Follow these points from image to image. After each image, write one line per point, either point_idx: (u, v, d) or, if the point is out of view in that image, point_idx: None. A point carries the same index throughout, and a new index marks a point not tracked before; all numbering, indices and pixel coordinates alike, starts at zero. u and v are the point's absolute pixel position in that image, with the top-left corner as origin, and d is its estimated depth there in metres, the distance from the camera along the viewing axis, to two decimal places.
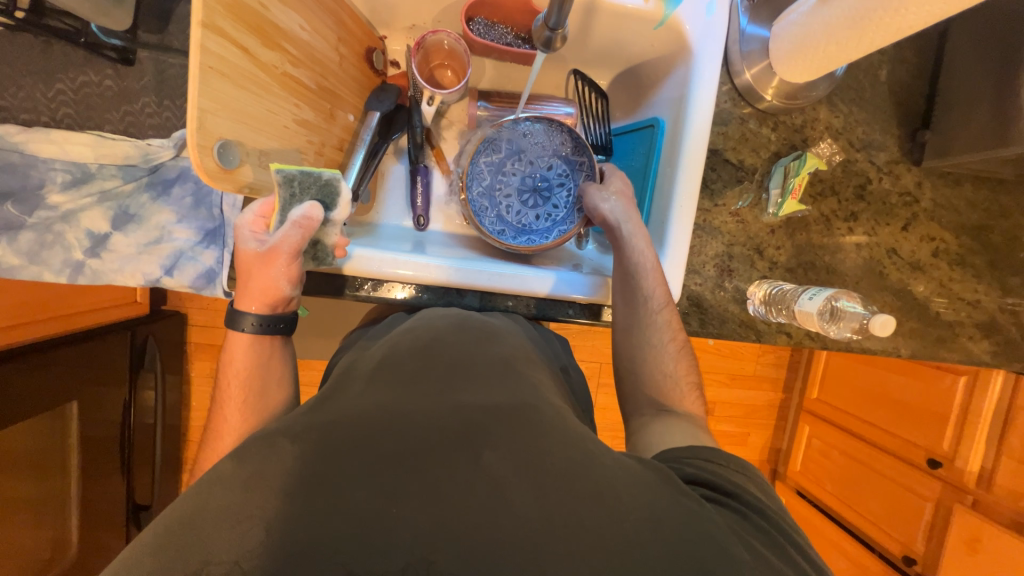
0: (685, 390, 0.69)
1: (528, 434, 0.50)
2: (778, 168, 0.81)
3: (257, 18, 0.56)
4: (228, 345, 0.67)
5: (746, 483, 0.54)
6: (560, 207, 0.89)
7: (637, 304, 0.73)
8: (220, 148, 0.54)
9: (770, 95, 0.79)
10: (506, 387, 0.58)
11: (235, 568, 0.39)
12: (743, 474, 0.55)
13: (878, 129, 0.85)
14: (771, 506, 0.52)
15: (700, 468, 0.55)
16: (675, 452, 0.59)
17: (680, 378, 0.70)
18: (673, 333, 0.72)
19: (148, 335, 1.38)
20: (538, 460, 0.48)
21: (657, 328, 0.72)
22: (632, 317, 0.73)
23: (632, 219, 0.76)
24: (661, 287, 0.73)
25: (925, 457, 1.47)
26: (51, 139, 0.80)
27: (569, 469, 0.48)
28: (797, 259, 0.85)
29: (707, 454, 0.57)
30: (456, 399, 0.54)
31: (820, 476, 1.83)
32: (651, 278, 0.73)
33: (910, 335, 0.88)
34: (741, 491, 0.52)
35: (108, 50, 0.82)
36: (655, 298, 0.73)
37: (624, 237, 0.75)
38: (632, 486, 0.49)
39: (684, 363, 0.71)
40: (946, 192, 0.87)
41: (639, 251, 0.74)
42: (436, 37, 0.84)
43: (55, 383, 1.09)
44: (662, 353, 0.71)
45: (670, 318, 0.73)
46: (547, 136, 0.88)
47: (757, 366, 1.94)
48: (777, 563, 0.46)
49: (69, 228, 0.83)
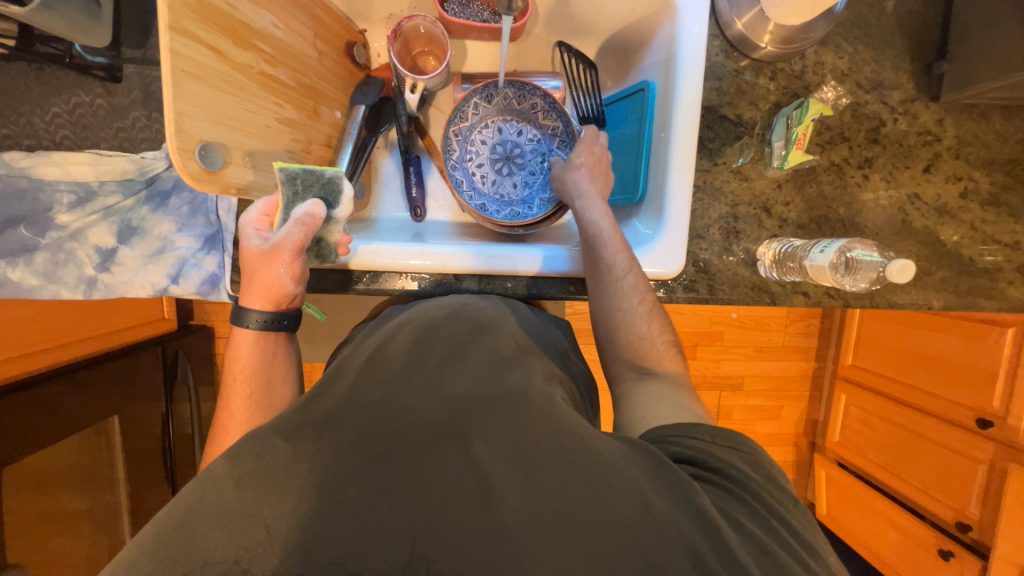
0: (662, 349, 0.68)
1: (517, 422, 0.50)
2: (780, 119, 0.77)
3: (225, 19, 0.56)
4: (233, 342, 0.68)
5: (734, 457, 0.51)
6: (537, 172, 0.93)
7: (600, 273, 0.71)
8: (202, 150, 0.55)
9: (766, 41, 0.75)
10: (496, 375, 0.57)
11: (236, 568, 0.40)
12: (733, 448, 0.53)
13: (889, 67, 0.79)
14: (760, 482, 0.50)
15: (686, 446, 0.52)
16: (662, 430, 0.55)
17: (655, 338, 0.68)
18: (641, 295, 0.69)
19: (177, 350, 1.44)
20: (526, 450, 0.47)
21: (625, 293, 0.69)
22: (598, 286, 0.71)
23: (590, 194, 0.76)
24: (623, 251, 0.70)
25: (973, 417, 1.38)
26: (51, 161, 0.82)
27: (561, 458, 0.47)
28: (809, 214, 0.80)
29: (694, 431, 0.54)
30: (446, 389, 0.54)
31: (861, 446, 1.75)
32: (611, 242, 0.71)
33: (942, 285, 0.82)
34: (728, 468, 0.50)
35: (96, 70, 0.80)
36: (618, 264, 0.70)
37: (581, 212, 0.75)
38: (624, 469, 0.47)
39: (658, 323, 0.69)
40: (971, 127, 0.80)
41: (596, 223, 0.73)
42: (413, 23, 0.82)
43: (94, 403, 1.15)
44: (634, 314, 0.68)
45: (638, 281, 0.70)
46: (517, 102, 0.90)
47: (784, 336, 1.87)
48: (768, 541, 0.45)
49: (79, 246, 0.88)
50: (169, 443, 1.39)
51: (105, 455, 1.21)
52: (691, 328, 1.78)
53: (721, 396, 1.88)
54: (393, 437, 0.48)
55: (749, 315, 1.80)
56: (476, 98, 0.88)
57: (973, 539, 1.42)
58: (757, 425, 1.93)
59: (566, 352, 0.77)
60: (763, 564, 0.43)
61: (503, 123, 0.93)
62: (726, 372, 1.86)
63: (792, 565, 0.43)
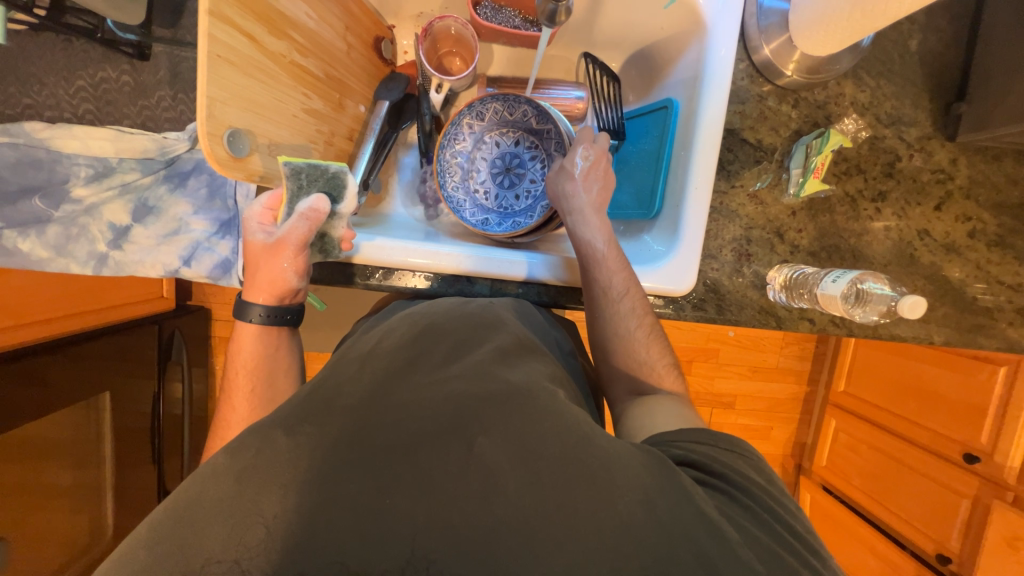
0: (662, 373, 0.68)
1: (523, 419, 0.50)
2: (799, 147, 0.78)
3: (262, 7, 0.56)
4: (237, 337, 0.69)
5: (735, 463, 0.52)
6: (537, 179, 0.91)
7: (596, 296, 0.71)
8: (230, 136, 0.55)
9: (790, 70, 0.76)
10: (502, 372, 0.56)
11: (235, 568, 0.40)
12: (733, 453, 0.54)
13: (908, 103, 0.80)
14: (761, 486, 0.50)
15: (687, 449, 0.53)
16: (664, 436, 0.57)
17: (656, 363, 0.68)
18: (640, 318, 0.69)
19: (174, 330, 1.43)
20: (531, 446, 0.48)
21: (622, 318, 0.69)
22: (595, 310, 0.71)
23: (584, 210, 0.73)
24: (618, 275, 0.70)
25: (960, 452, 1.40)
26: (72, 134, 0.80)
27: (566, 455, 0.47)
28: (821, 242, 0.81)
29: (695, 436, 0.55)
30: (451, 385, 0.54)
31: (847, 471, 1.77)
32: (607, 265, 0.70)
33: (944, 321, 0.83)
34: (728, 472, 0.51)
35: (125, 46, 0.80)
36: (614, 288, 0.70)
37: (575, 230, 0.73)
38: (629, 468, 0.47)
39: (658, 346, 0.70)
40: (983, 169, 0.82)
41: (591, 243, 0.72)
42: (444, 24, 0.82)
43: (87, 378, 1.13)
44: (633, 339, 0.69)
45: (636, 304, 0.70)
46: (508, 114, 0.88)
47: (779, 358, 1.89)
48: (771, 545, 0.45)
49: (92, 221, 0.87)
50: (158, 423, 1.37)
51: (93, 431, 1.20)
52: (688, 344, 1.79)
53: (713, 412, 1.89)
54: (400, 434, 0.48)
55: (746, 334, 1.81)
56: (466, 119, 0.87)
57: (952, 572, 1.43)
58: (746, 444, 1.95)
59: (571, 351, 0.77)
60: (767, 561, 0.44)
61: (499, 136, 0.91)
62: (720, 389, 1.87)
63: (800, 572, 0.43)
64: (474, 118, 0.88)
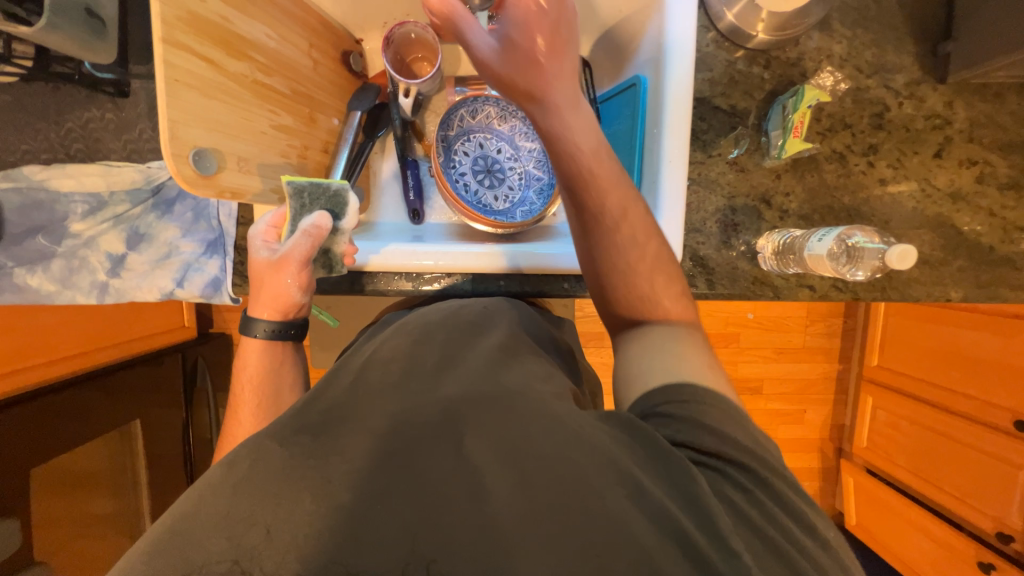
0: (669, 305, 0.57)
1: (499, 417, 0.46)
2: (776, 108, 0.75)
3: (217, 31, 0.58)
4: (242, 351, 0.71)
5: (734, 431, 0.44)
6: (515, 188, 0.89)
7: (589, 221, 0.58)
8: (196, 156, 0.57)
9: (758, 30, 0.73)
10: (488, 371, 0.52)
11: (234, 569, 0.38)
12: (731, 420, 0.45)
13: (891, 50, 0.76)
14: (762, 458, 0.43)
15: (678, 420, 0.45)
16: (650, 399, 0.48)
17: (660, 296, 0.57)
18: (640, 244, 0.58)
19: (197, 358, 1.47)
20: (506, 441, 0.44)
21: (619, 243, 0.58)
22: (588, 236, 0.60)
23: (564, 105, 0.57)
24: (614, 193, 0.58)
25: (1010, 419, 1.31)
26: (66, 173, 0.84)
27: (551, 455, 0.42)
28: (812, 205, 0.77)
29: (682, 396, 0.47)
30: (443, 390, 0.50)
31: (891, 452, 1.66)
32: (595, 183, 0.57)
33: (960, 276, 0.78)
34: (724, 445, 0.43)
35: (105, 86, 0.84)
36: (610, 209, 0.58)
37: (556, 133, 0.58)
38: (605, 453, 0.43)
39: (664, 279, 0.58)
40: (984, 109, 0.77)
41: (577, 150, 0.57)
42: (404, 29, 0.84)
43: (117, 408, 1.19)
44: (630, 270, 0.58)
45: (636, 229, 0.58)
46: (498, 123, 0.88)
47: (805, 337, 1.79)
48: (774, 532, 0.39)
49: (91, 253, 0.87)
50: (189, 448, 1.43)
51: (127, 460, 1.26)
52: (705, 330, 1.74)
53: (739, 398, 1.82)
54: (371, 430, 0.46)
55: (765, 315, 1.74)
56: (462, 110, 0.86)
57: (1016, 551, 1.34)
58: (779, 430, 1.85)
59: (564, 347, 0.74)
60: None
61: (484, 140, 0.89)
62: (744, 374, 1.80)
63: None
64: (464, 115, 0.87)
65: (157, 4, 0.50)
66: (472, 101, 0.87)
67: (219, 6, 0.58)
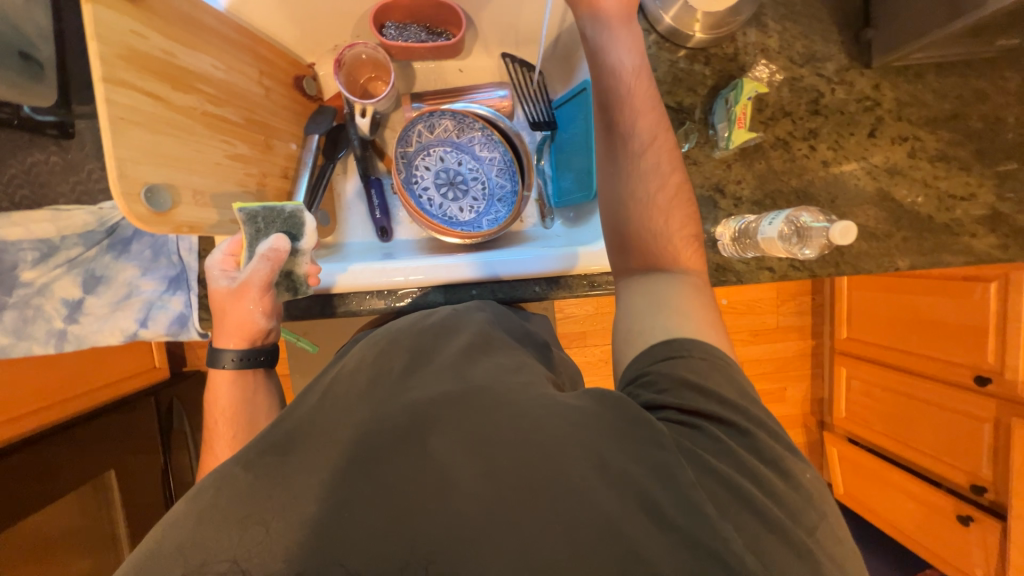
0: (680, 246, 0.57)
1: (471, 415, 0.47)
2: (719, 102, 0.79)
3: (161, 65, 0.58)
4: (211, 386, 0.70)
5: (707, 384, 0.47)
6: (479, 199, 0.90)
7: (616, 142, 0.60)
8: (147, 193, 0.56)
9: (696, 30, 0.76)
10: (457, 371, 0.53)
11: (235, 567, 0.40)
12: (706, 370, 0.48)
13: (819, 40, 0.81)
14: (735, 408, 0.46)
15: (657, 387, 0.48)
16: (653, 354, 0.50)
17: (674, 235, 0.57)
18: (663, 177, 0.59)
19: (172, 398, 1.42)
20: (479, 438, 0.45)
21: (642, 171, 0.58)
22: (614, 160, 0.60)
23: (613, 33, 0.62)
24: (648, 116, 0.59)
25: (970, 375, 1.37)
26: (10, 221, 0.76)
27: (520, 439, 0.44)
28: (762, 190, 0.81)
29: (672, 351, 0.49)
30: (408, 393, 0.50)
31: (868, 418, 1.73)
32: (631, 104, 0.59)
33: (905, 245, 0.82)
34: (697, 403, 0.46)
35: (48, 128, 0.82)
36: (639, 134, 0.59)
37: (601, 53, 0.62)
38: (578, 433, 0.44)
39: (681, 217, 0.58)
40: (909, 89, 0.82)
41: (619, 67, 0.61)
42: (354, 51, 0.85)
43: (89, 459, 1.14)
44: (653, 202, 0.58)
45: (662, 159, 0.59)
46: (457, 134, 0.89)
47: (777, 317, 1.85)
48: (745, 481, 0.42)
49: (46, 300, 0.85)
50: (171, 492, 1.37)
51: (104, 513, 1.21)
52: None
53: None
54: (343, 444, 0.46)
55: (738, 299, 1.80)
56: (420, 126, 0.86)
57: (991, 502, 1.38)
58: None
59: (543, 343, 0.76)
60: None
61: (444, 152, 0.90)
62: None
63: None
64: (422, 131, 0.87)
65: (93, 43, 0.50)
66: (432, 116, 0.87)
67: (161, 41, 0.58)
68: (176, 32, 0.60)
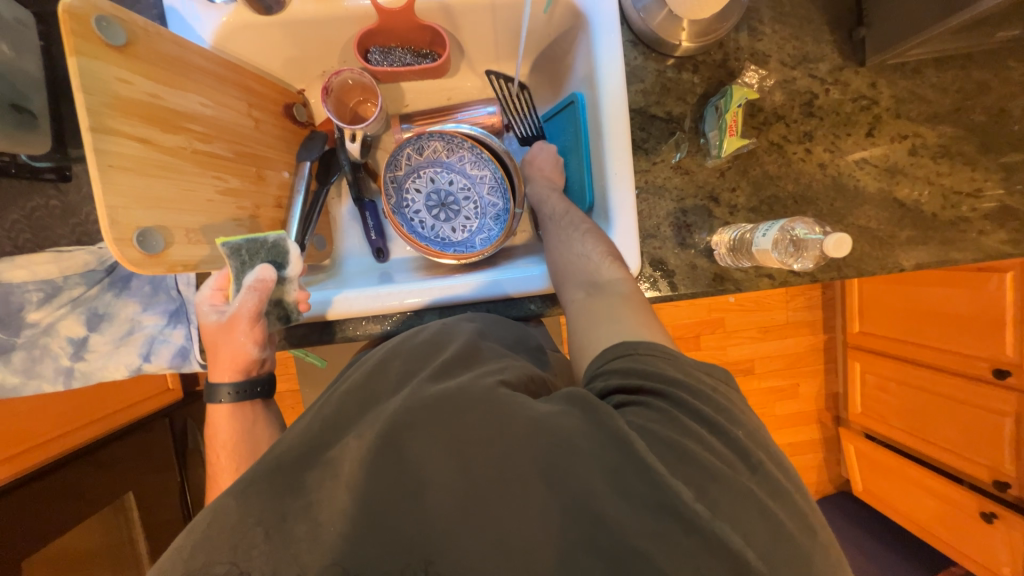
0: (602, 263, 0.65)
1: (466, 438, 0.45)
2: (710, 109, 0.77)
3: (149, 109, 0.59)
4: (210, 420, 0.70)
5: (663, 369, 0.47)
6: (472, 217, 0.91)
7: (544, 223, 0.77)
8: (140, 236, 0.57)
9: (682, 39, 0.75)
10: (444, 379, 0.51)
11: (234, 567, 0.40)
12: (659, 358, 0.49)
13: (811, 40, 0.79)
14: (702, 396, 0.45)
15: (612, 376, 0.49)
16: (594, 365, 0.52)
17: (595, 254, 0.67)
18: (578, 224, 0.72)
19: (185, 421, 1.42)
20: (471, 463, 0.44)
21: (561, 227, 0.73)
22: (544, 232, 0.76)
23: (531, 176, 0.86)
24: (555, 197, 0.78)
25: (989, 369, 1.34)
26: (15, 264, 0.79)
27: (502, 453, 0.43)
28: (758, 197, 0.80)
29: (614, 352, 0.51)
30: (394, 406, 0.49)
31: (886, 414, 1.69)
32: (543, 199, 0.79)
33: (910, 244, 0.80)
34: (663, 390, 0.46)
35: (46, 173, 0.79)
36: (552, 208, 0.77)
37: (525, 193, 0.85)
38: (568, 445, 0.43)
39: (599, 242, 0.68)
40: (906, 85, 0.80)
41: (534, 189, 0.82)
42: (341, 77, 0.84)
43: (106, 484, 1.17)
44: (570, 242, 0.70)
45: (575, 219, 0.74)
46: (446, 154, 0.89)
47: (787, 313, 1.81)
48: (737, 490, 0.41)
49: (53, 339, 0.87)
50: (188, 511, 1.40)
51: (124, 533, 1.23)
52: (688, 320, 1.77)
53: None
54: (334, 481, 0.46)
55: (745, 298, 1.77)
56: (409, 149, 0.87)
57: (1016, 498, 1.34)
58: (776, 407, 1.87)
59: (540, 347, 0.73)
60: None
61: (434, 173, 0.90)
62: (733, 358, 1.82)
63: None
64: (411, 153, 0.88)
65: (80, 96, 0.51)
66: (420, 137, 0.87)
67: (148, 85, 0.59)
68: (161, 75, 0.61)
